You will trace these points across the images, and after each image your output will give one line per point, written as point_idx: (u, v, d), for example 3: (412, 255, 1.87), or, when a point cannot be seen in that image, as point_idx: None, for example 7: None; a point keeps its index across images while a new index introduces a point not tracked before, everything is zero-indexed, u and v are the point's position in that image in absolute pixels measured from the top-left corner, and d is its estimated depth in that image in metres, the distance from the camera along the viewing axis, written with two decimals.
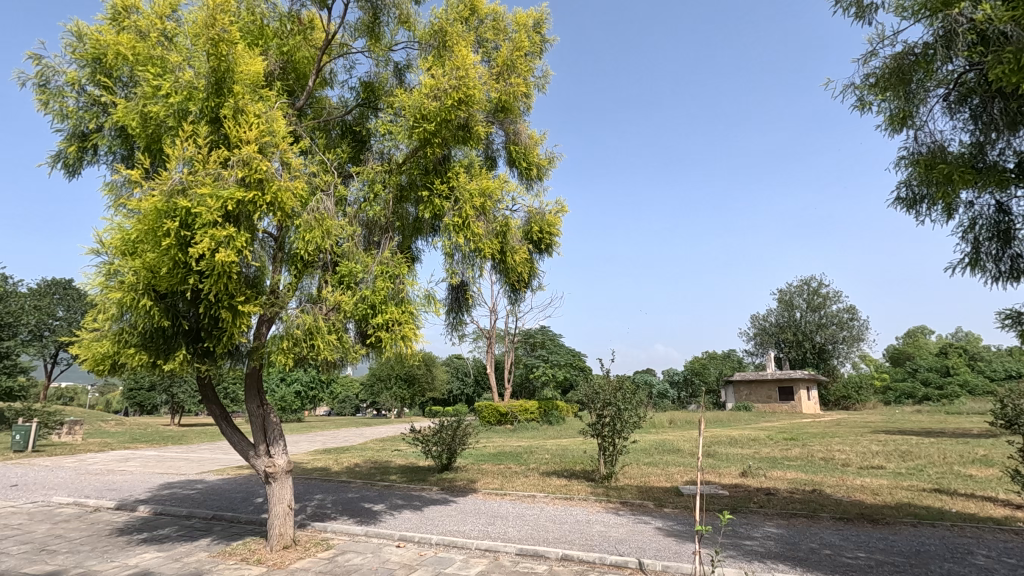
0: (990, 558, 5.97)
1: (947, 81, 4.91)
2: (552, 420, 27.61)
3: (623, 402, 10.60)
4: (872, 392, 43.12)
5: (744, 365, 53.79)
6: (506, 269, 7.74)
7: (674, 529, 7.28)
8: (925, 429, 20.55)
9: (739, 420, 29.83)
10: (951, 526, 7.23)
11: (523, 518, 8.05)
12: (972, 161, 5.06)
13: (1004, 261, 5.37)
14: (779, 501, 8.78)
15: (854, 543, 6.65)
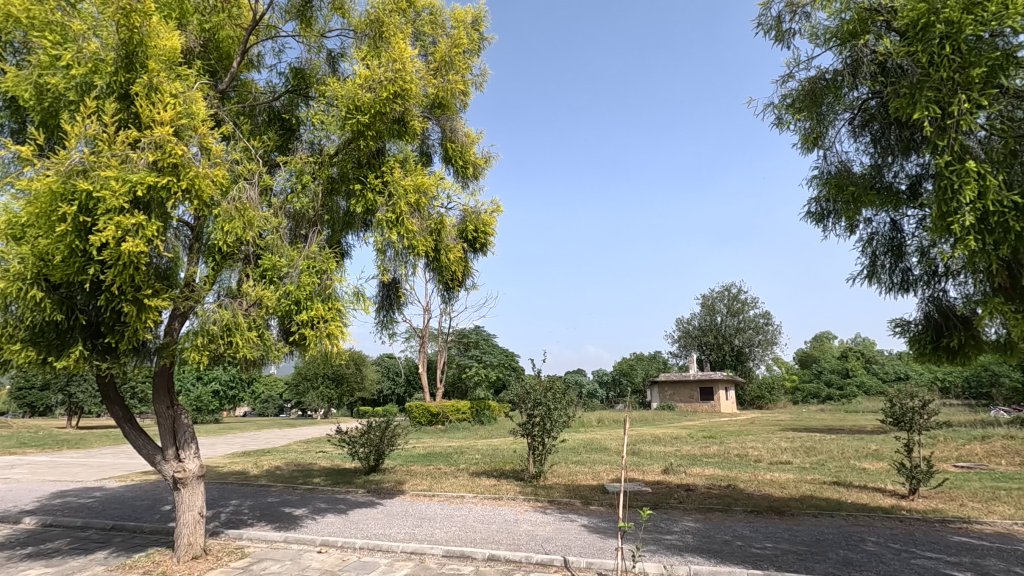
0: (879, 545, 6.52)
1: (853, 105, 5.31)
2: (484, 420, 27.60)
3: (554, 402, 10.76)
4: (784, 392, 46.26)
5: (669, 365, 56.17)
6: (439, 267, 7.66)
7: (598, 526, 7.45)
8: (826, 426, 22.36)
9: (662, 419, 31.16)
10: (846, 516, 7.87)
11: (451, 519, 7.98)
12: (871, 182, 5.49)
13: (896, 273, 5.85)
14: (697, 497, 9.20)
15: (763, 534, 7.08)
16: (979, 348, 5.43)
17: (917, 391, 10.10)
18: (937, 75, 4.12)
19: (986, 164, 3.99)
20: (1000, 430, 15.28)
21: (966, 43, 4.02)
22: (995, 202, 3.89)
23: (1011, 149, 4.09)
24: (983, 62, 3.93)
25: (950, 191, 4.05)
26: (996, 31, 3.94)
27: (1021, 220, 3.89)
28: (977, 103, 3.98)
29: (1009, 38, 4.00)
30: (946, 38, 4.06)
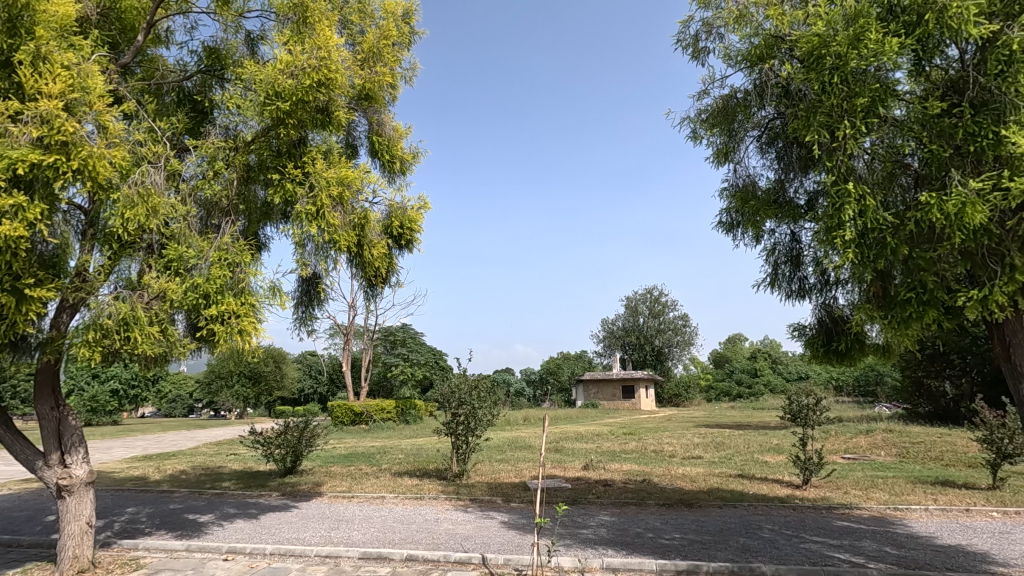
0: (774, 532, 7.06)
1: (760, 124, 5.68)
2: (409, 420, 27.19)
3: (478, 401, 10.80)
4: (699, 390, 48.95)
5: (594, 365, 57.88)
6: (362, 262, 7.49)
7: (517, 523, 7.57)
8: (736, 423, 23.92)
9: (587, 417, 32.01)
10: (747, 506, 8.45)
11: (370, 520, 7.81)
12: (774, 197, 5.90)
13: (794, 281, 6.26)
14: (614, 492, 9.54)
15: (673, 525, 7.46)
16: (861, 352, 6.00)
17: (813, 389, 11.03)
18: (829, 101, 4.52)
19: (866, 185, 4.42)
20: (882, 425, 16.88)
21: (852, 75, 4.42)
22: (872, 220, 4.33)
23: (889, 173, 4.53)
24: (865, 93, 4.35)
25: (836, 208, 4.46)
26: (878, 66, 4.36)
27: (894, 237, 4.34)
28: (859, 129, 4.40)
29: (888, 73, 4.43)
30: (836, 69, 4.45)
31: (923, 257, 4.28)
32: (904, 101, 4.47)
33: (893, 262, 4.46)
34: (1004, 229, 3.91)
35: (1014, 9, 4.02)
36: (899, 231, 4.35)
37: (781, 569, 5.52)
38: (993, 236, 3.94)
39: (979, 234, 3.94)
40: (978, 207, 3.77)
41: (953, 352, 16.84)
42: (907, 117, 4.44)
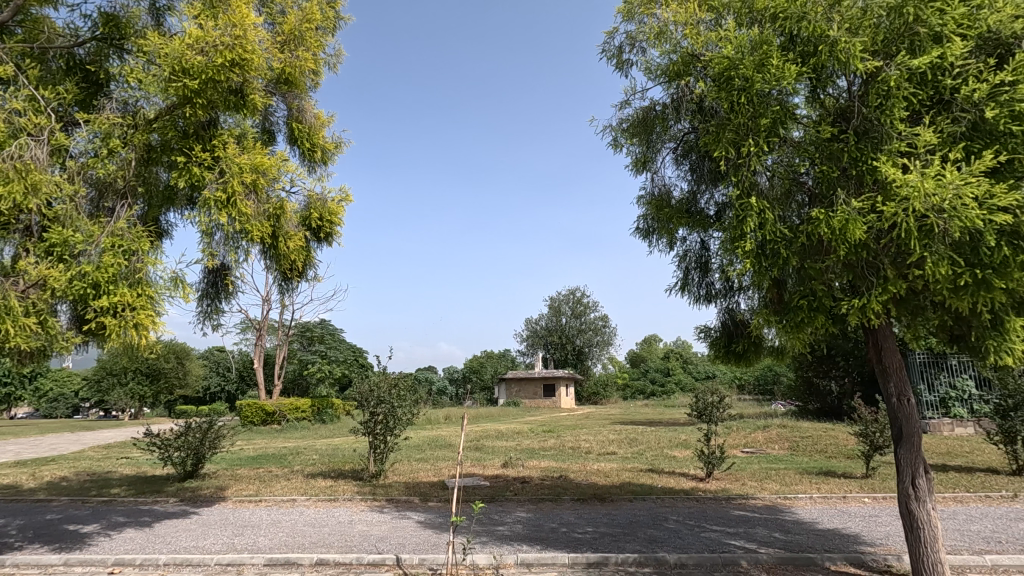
0: (678, 523, 7.48)
1: (676, 136, 5.98)
2: (325, 419, 26.26)
3: (398, 400, 10.59)
4: (616, 389, 50.88)
5: (517, 364, 58.65)
6: (276, 255, 7.12)
7: (434, 522, 7.52)
8: (648, 419, 25.11)
9: (508, 415, 32.34)
10: (656, 499, 8.90)
11: (278, 525, 7.46)
12: (687, 207, 6.23)
13: (703, 287, 6.62)
14: (531, 489, 9.70)
15: (586, 520, 7.71)
16: (759, 353, 6.48)
17: (717, 388, 11.80)
18: (737, 120, 4.85)
19: (766, 200, 4.79)
20: (776, 421, 18.37)
21: (758, 96, 4.76)
22: (770, 232, 4.69)
23: (787, 191, 4.91)
24: (768, 114, 4.71)
25: (740, 220, 4.81)
26: (780, 90, 4.72)
27: (788, 249, 4.72)
28: (761, 148, 4.77)
29: (788, 97, 4.80)
30: (743, 90, 4.79)
31: (813, 268, 4.68)
32: (802, 124, 4.86)
33: (787, 272, 4.85)
34: (879, 245, 4.34)
35: (893, 49, 4.47)
36: (793, 243, 4.74)
37: (683, 557, 5.86)
38: (870, 251, 4.37)
39: (858, 249, 4.36)
40: (858, 224, 4.17)
41: (838, 354, 18.54)
42: (803, 139, 4.83)
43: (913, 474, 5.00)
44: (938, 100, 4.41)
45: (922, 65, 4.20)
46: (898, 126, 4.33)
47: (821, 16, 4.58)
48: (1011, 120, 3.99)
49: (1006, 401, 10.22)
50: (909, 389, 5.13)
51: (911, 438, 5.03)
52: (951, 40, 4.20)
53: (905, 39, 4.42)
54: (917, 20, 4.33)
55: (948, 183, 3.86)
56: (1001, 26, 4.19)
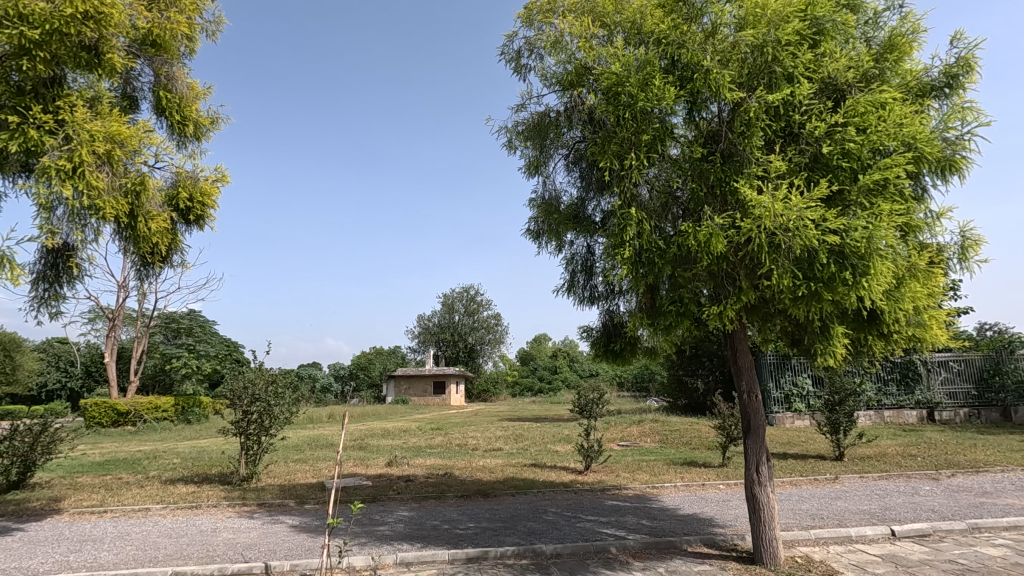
0: (556, 514, 7.80)
1: (568, 144, 6.21)
2: (191, 420, 23.97)
3: (275, 398, 9.93)
4: (506, 386, 51.85)
5: (407, 361, 57.62)
6: (135, 237, 6.36)
7: (309, 525, 7.16)
8: (535, 416, 25.91)
9: (396, 413, 31.66)
10: (537, 492, 9.21)
11: (126, 537, 6.69)
12: (574, 212, 6.49)
13: (586, 289, 6.91)
14: (415, 487, 9.59)
15: (468, 515, 7.78)
16: (634, 353, 6.91)
17: (598, 385, 12.44)
18: (621, 133, 5.17)
19: (645, 211, 5.15)
20: (650, 416, 19.80)
21: (641, 113, 5.11)
22: (647, 241, 5.06)
23: (664, 204, 5.31)
24: (649, 131, 5.07)
25: (621, 228, 5.14)
26: (661, 109, 5.09)
27: (661, 257, 5.12)
28: (642, 162, 5.13)
29: (668, 117, 5.19)
30: (629, 106, 5.11)
31: (682, 276, 5.10)
32: (679, 142, 5.27)
33: (661, 278, 5.25)
34: (737, 258, 4.84)
35: (755, 83, 5.01)
36: (666, 253, 5.14)
37: (559, 547, 6.12)
38: (729, 263, 4.86)
39: (720, 260, 4.83)
40: (719, 238, 4.63)
41: (704, 354, 20.61)
42: (680, 156, 5.25)
43: (757, 462, 5.63)
44: (788, 132, 5.01)
45: (777, 100, 4.75)
46: (756, 153, 4.85)
47: (697, 46, 5.02)
48: (842, 155, 4.63)
49: (833, 397, 11.89)
50: (757, 387, 5.78)
51: (758, 430, 5.67)
52: (800, 80, 4.80)
53: (765, 75, 4.97)
54: (775, 60, 4.89)
55: (793, 206, 4.40)
56: (839, 73, 4.85)
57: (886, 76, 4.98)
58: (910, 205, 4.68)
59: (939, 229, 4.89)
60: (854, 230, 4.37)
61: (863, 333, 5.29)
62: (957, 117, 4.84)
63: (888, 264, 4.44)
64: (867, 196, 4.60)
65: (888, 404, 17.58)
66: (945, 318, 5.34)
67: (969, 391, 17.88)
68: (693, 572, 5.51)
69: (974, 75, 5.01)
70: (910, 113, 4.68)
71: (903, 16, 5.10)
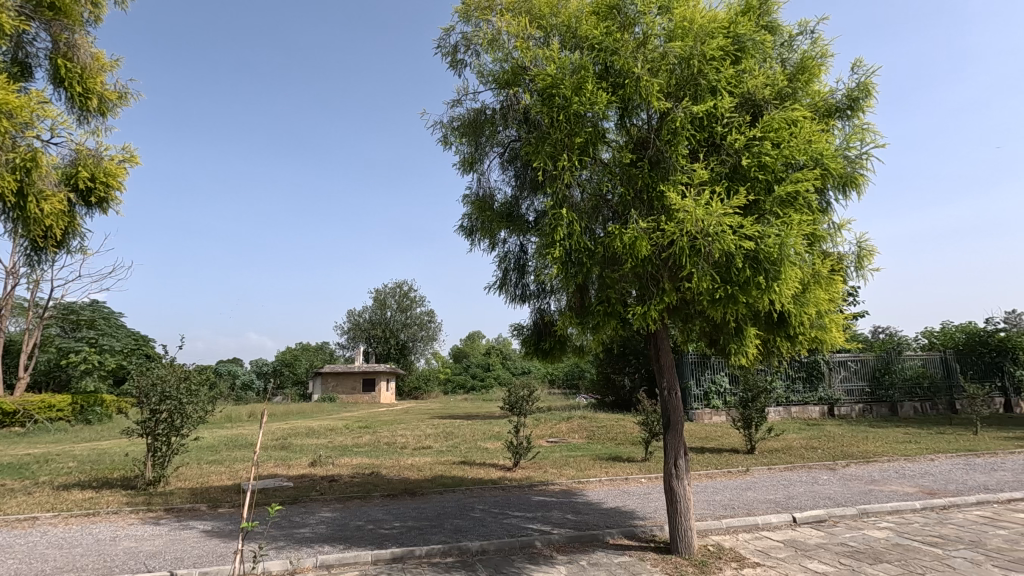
0: (483, 511, 7.82)
1: (503, 142, 6.21)
2: (91, 420, 22.07)
3: (187, 395, 9.31)
4: (438, 384, 51.45)
5: (335, 357, 55.86)
6: (25, 219, 5.79)
7: (223, 530, 6.78)
8: (466, 413, 25.88)
9: (322, 410, 30.62)
10: (465, 490, 9.20)
11: (8, 550, 6.05)
12: (508, 211, 6.48)
13: (518, 288, 6.86)
14: (339, 487, 9.31)
15: (394, 515, 7.65)
16: (563, 352, 7.02)
17: (529, 382, 12.58)
18: (555, 135, 5.25)
19: (576, 212, 5.25)
20: (578, 413, 20.28)
21: (575, 116, 5.20)
22: (577, 242, 5.17)
23: (595, 207, 5.42)
24: (582, 134, 5.17)
25: (553, 227, 5.22)
26: (594, 113, 5.21)
27: (590, 258, 5.24)
28: (574, 164, 5.23)
29: (600, 122, 5.32)
30: (563, 108, 5.19)
31: (609, 277, 5.25)
32: (610, 147, 5.42)
33: (590, 278, 5.38)
34: (661, 260, 5.04)
35: (682, 93, 5.24)
36: (595, 254, 5.27)
37: (484, 543, 6.13)
38: (654, 265, 5.05)
39: (645, 262, 5.01)
40: (645, 241, 4.80)
41: (631, 354, 21.43)
42: (610, 161, 5.40)
43: (675, 456, 5.88)
44: (711, 143, 5.27)
45: (700, 111, 4.98)
46: (681, 161, 5.07)
47: (630, 54, 5.17)
48: (758, 167, 4.93)
49: (747, 394, 12.69)
50: (677, 384, 6.05)
51: (677, 426, 5.92)
52: (722, 94, 5.07)
53: (691, 87, 5.20)
54: (700, 72, 5.14)
55: (713, 212, 4.63)
56: (756, 90, 5.16)
57: (798, 96, 5.34)
58: (817, 217, 5.04)
59: (841, 239, 5.31)
60: (768, 238, 4.66)
61: (773, 334, 5.65)
62: (857, 137, 5.27)
63: (796, 270, 4.76)
64: (780, 206, 4.92)
65: (795, 401, 18.93)
66: (844, 322, 5.80)
67: (864, 388, 19.61)
68: (614, 563, 5.69)
69: (872, 100, 5.47)
70: (817, 131, 5.05)
71: (813, 41, 5.49)
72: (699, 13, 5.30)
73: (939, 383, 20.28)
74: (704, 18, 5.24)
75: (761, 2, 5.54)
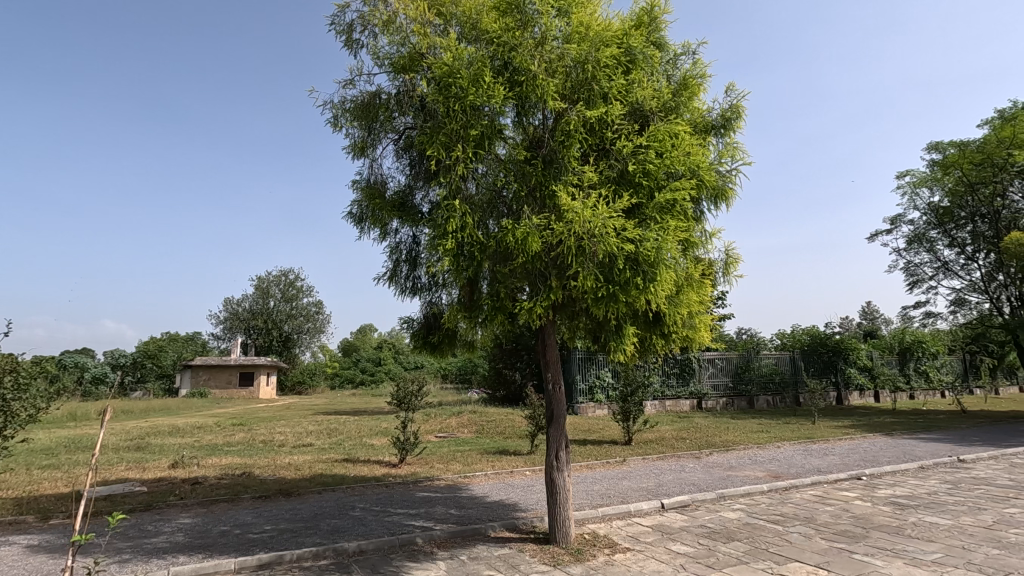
0: (364, 509, 7.54)
1: (398, 129, 5.94)
2: None
3: (14, 390, 7.98)
4: (324, 378, 49.15)
5: (208, 349, 51.30)
6: None
7: (53, 544, 5.90)
8: (353, 409, 24.96)
9: (189, 407, 27.89)
10: (345, 489, 8.81)
11: None
12: (401, 200, 6.21)
13: (408, 280, 6.54)
14: (203, 490, 8.51)
15: (264, 518, 7.12)
16: (451, 346, 6.92)
17: (418, 377, 12.36)
18: (450, 125, 5.16)
19: (469, 204, 5.20)
20: (469, 407, 20.34)
21: (472, 109, 5.15)
22: (469, 236, 5.12)
23: (490, 202, 5.40)
24: (478, 127, 5.14)
25: (445, 219, 5.14)
26: (491, 108, 5.19)
27: (481, 252, 5.22)
28: (469, 156, 5.18)
29: (497, 118, 5.31)
30: (459, 98, 5.12)
31: (500, 272, 5.26)
32: (506, 143, 5.42)
33: (481, 272, 5.37)
34: (550, 258, 5.15)
35: (576, 96, 5.38)
36: (487, 249, 5.26)
37: (362, 543, 5.90)
38: (543, 262, 5.14)
39: (534, 259, 5.09)
40: (535, 238, 4.87)
41: (522, 349, 21.86)
42: (506, 157, 5.39)
43: (557, 449, 6.05)
44: (600, 148, 5.46)
45: (592, 116, 5.16)
46: (572, 162, 5.22)
47: (528, 52, 5.22)
48: (642, 174, 5.19)
49: (626, 389, 13.46)
50: (561, 379, 6.23)
51: (559, 419, 6.09)
52: (612, 101, 5.29)
53: (584, 91, 5.37)
54: (594, 78, 5.33)
55: (600, 214, 4.81)
56: (645, 100, 5.43)
57: (681, 110, 5.69)
58: (691, 224, 5.41)
59: (711, 247, 5.76)
60: (647, 242, 4.93)
61: (650, 333, 6.00)
62: (728, 154, 5.74)
63: (671, 273, 5.09)
64: (661, 213, 5.22)
65: (669, 395, 20.42)
66: (712, 323, 6.28)
67: (727, 383, 21.65)
68: (494, 556, 5.74)
69: (742, 121, 5.99)
70: (695, 145, 5.43)
71: (695, 61, 5.90)
72: (596, 21, 5.48)
73: (787, 379, 22.94)
74: (600, 26, 5.42)
75: (652, 19, 5.84)
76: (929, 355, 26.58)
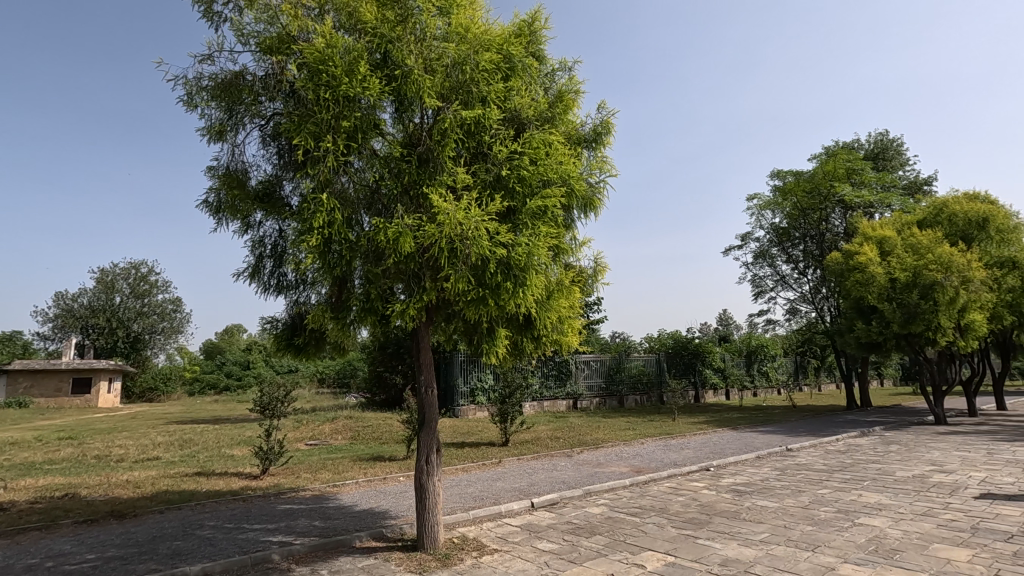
0: (213, 528, 6.85)
1: (262, 115, 5.45)
2: None
3: None
4: (180, 383, 44.31)
5: (32, 352, 43.89)
6: None
7: None
8: (213, 417, 22.72)
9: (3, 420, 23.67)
10: (194, 505, 7.96)
11: None
12: (266, 191, 5.73)
13: (271, 278, 6.03)
14: (8, 518, 7.19)
15: (87, 546, 6.19)
16: (319, 348, 6.51)
17: (285, 381, 11.51)
18: (320, 115, 4.87)
19: (338, 199, 4.93)
20: (344, 412, 19.40)
21: (345, 99, 4.92)
22: (337, 232, 4.86)
23: (362, 198, 5.17)
24: (351, 119, 4.91)
25: (311, 213, 4.82)
26: (366, 100, 4.99)
27: (351, 250, 4.99)
28: (340, 148, 4.93)
29: (373, 112, 5.12)
30: (330, 87, 4.86)
31: (372, 271, 5.06)
32: (383, 139, 5.23)
33: (352, 270, 5.14)
34: (423, 258, 5.06)
35: (454, 97, 5.34)
36: (357, 247, 5.03)
37: (207, 565, 5.36)
38: (416, 262, 5.04)
39: (407, 260, 4.98)
40: (408, 237, 4.75)
41: (403, 352, 21.36)
42: (382, 153, 5.20)
43: (428, 452, 5.96)
44: (478, 151, 5.47)
45: (469, 118, 5.15)
46: (448, 163, 5.17)
47: (407, 47, 5.09)
48: (517, 180, 5.30)
49: (505, 391, 13.66)
50: (434, 382, 6.12)
51: (431, 422, 5.98)
52: (490, 105, 5.32)
53: (463, 92, 5.35)
54: (473, 81, 5.32)
55: (472, 217, 4.81)
56: (522, 108, 5.56)
57: (556, 121, 5.90)
58: (561, 232, 5.61)
59: (580, 254, 6.03)
60: (518, 247, 5.03)
61: (521, 335, 6.13)
62: (598, 167, 6.05)
63: (540, 278, 5.25)
64: (534, 219, 5.35)
65: (547, 396, 21.12)
66: (581, 326, 6.54)
67: (601, 384, 22.91)
68: (357, 568, 5.49)
69: (611, 138, 6.34)
70: (568, 155, 5.65)
71: (570, 77, 6.14)
72: (477, 25, 5.50)
73: (653, 380, 24.80)
74: (480, 30, 5.45)
75: (531, 31, 5.99)
76: (769, 358, 30.21)
